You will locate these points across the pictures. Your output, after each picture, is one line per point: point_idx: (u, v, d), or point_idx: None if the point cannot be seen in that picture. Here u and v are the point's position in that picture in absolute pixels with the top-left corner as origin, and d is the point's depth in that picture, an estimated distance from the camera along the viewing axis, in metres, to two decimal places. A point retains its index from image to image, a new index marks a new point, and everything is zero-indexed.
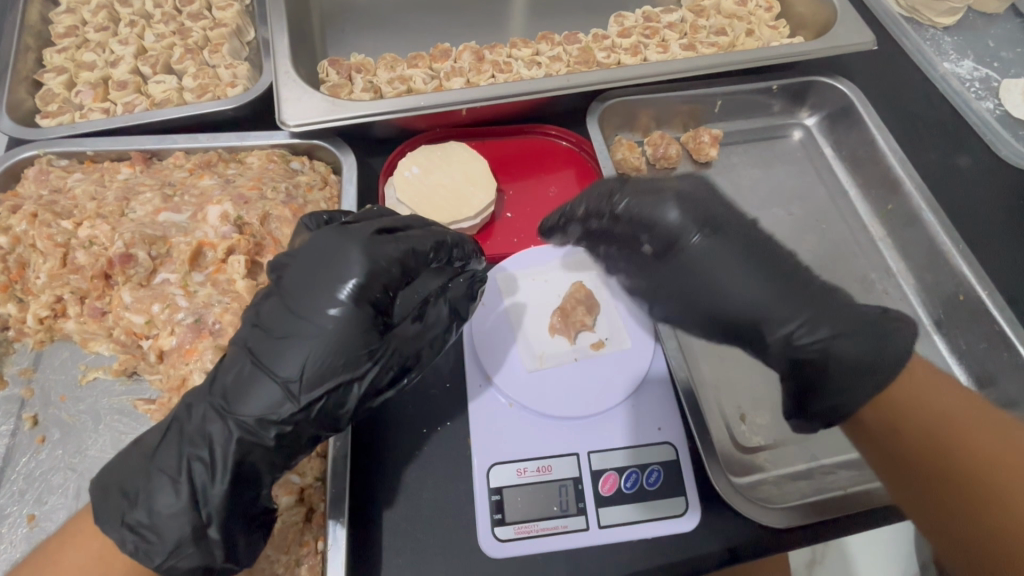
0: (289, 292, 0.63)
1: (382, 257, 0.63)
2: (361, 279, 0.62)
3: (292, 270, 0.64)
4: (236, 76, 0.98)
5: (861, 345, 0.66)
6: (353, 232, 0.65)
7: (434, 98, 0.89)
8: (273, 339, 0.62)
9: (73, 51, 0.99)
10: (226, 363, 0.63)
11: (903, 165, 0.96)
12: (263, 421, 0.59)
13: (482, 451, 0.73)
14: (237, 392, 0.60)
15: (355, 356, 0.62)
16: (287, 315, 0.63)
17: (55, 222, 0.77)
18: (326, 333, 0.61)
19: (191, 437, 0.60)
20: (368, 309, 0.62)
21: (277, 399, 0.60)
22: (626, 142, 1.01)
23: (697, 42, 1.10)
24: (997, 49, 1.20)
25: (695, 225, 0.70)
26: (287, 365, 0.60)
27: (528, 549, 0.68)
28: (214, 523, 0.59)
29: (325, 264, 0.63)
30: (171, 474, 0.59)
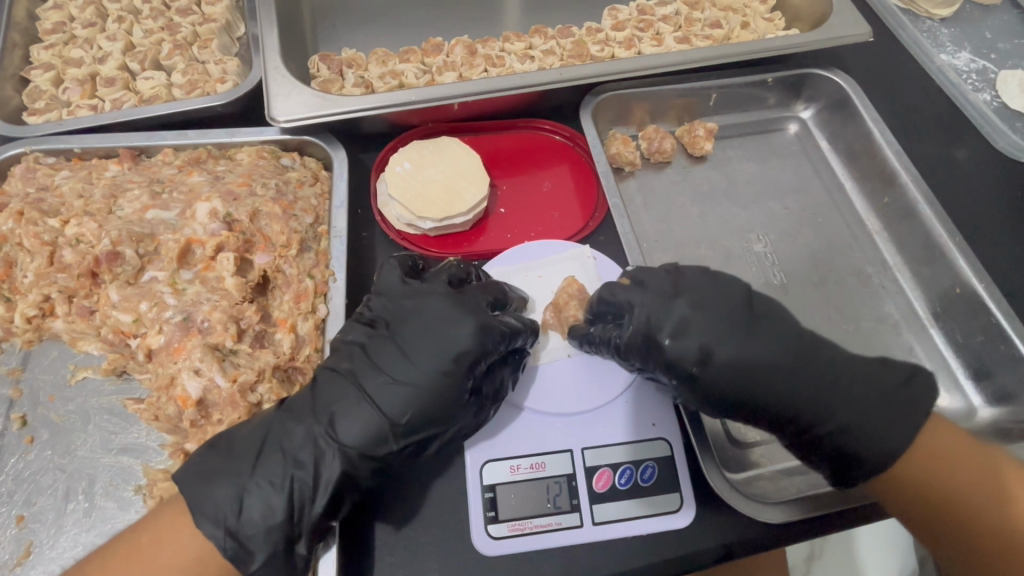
0: (400, 337, 0.69)
1: (492, 326, 0.69)
2: (477, 342, 0.68)
3: (406, 319, 0.70)
4: (225, 71, 0.97)
5: (873, 419, 0.65)
6: (468, 300, 0.71)
7: (425, 92, 0.88)
8: (382, 378, 0.66)
9: (60, 48, 0.98)
10: (333, 391, 0.66)
11: (899, 158, 0.95)
12: (363, 455, 0.64)
13: (475, 449, 0.72)
14: (348, 424, 0.64)
15: (451, 411, 0.66)
16: (399, 361, 0.67)
17: (41, 220, 0.76)
18: (436, 388, 0.66)
19: (295, 456, 0.63)
20: (468, 373, 0.67)
21: (377, 435, 0.64)
22: (621, 136, 1.00)
23: (692, 35, 1.09)
24: (994, 40, 1.19)
25: (680, 324, 0.67)
26: (398, 410, 0.65)
27: (522, 547, 0.67)
28: (303, 538, 0.62)
29: (441, 323, 0.69)
30: (276, 487, 0.61)
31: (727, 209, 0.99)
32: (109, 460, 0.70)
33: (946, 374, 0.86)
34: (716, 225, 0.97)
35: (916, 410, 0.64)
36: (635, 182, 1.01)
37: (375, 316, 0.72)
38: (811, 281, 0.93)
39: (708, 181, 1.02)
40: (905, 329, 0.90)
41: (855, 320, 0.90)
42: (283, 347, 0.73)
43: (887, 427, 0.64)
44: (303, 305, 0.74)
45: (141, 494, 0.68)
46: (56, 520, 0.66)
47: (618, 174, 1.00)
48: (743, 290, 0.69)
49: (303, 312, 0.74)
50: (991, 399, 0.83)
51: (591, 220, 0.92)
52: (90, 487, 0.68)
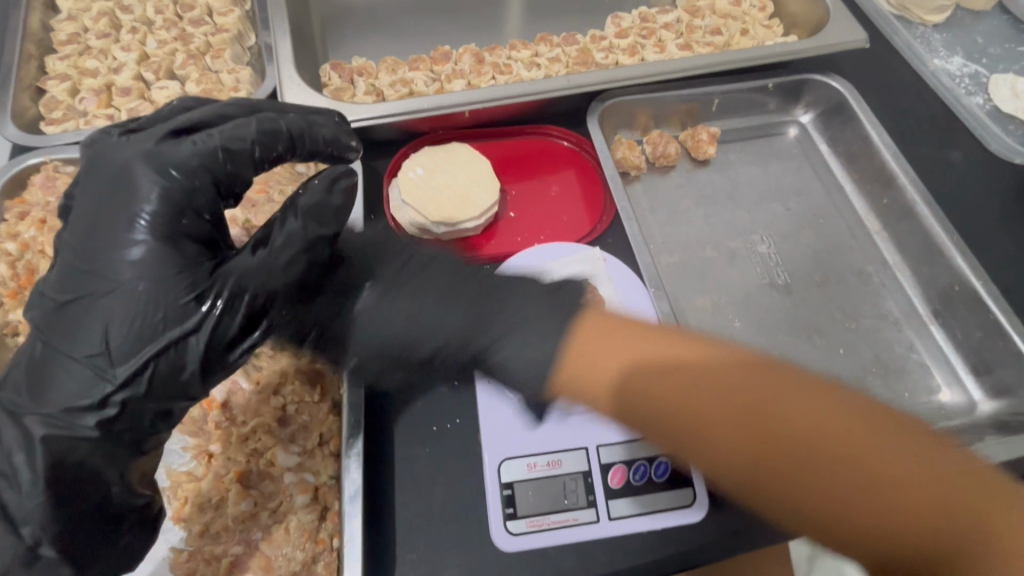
0: (77, 258, 0.56)
1: (169, 195, 0.56)
2: (154, 209, 0.55)
3: (78, 236, 0.56)
4: (239, 81, 0.99)
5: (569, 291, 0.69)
6: (124, 172, 0.56)
7: (438, 100, 0.91)
8: (76, 311, 0.55)
9: (75, 59, 0.99)
10: (31, 348, 0.57)
11: (897, 159, 0.98)
12: (81, 402, 0.53)
13: (493, 447, 0.74)
14: (41, 380, 0.54)
15: (178, 304, 0.55)
16: (79, 278, 0.56)
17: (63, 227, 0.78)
18: (137, 284, 0.55)
19: (4, 450, 0.53)
20: (175, 251, 0.56)
21: (92, 376, 0.54)
22: (626, 142, 1.03)
23: (693, 42, 1.12)
24: (985, 45, 1.22)
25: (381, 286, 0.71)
26: (88, 336, 0.54)
27: (541, 543, 0.69)
28: (46, 541, 0.53)
29: (110, 199, 0.56)
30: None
31: (730, 210, 1.01)
32: None
33: (947, 369, 0.89)
34: (721, 227, 0.99)
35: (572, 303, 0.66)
36: (641, 186, 1.03)
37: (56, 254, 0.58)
38: (814, 280, 0.95)
39: (712, 184, 1.04)
40: (906, 326, 0.92)
41: (857, 318, 0.92)
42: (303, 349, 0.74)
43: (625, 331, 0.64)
44: None
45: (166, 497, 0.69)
46: None
47: (624, 178, 1.03)
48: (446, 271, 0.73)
49: None
50: (991, 394, 0.86)
51: (600, 223, 0.94)
52: None
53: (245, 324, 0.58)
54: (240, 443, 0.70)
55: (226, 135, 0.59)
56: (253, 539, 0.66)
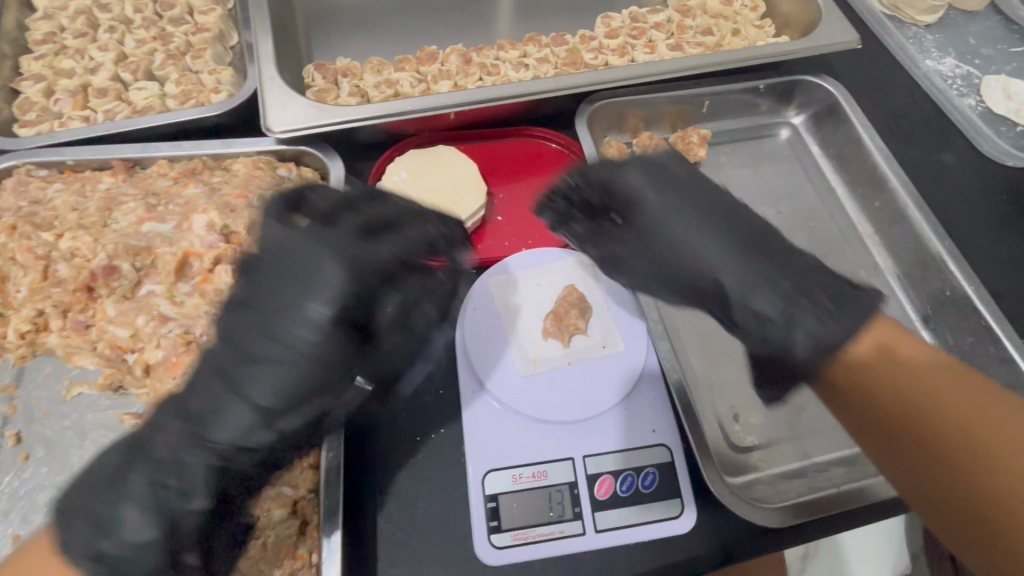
0: (262, 316, 0.62)
1: (346, 290, 0.62)
2: (332, 298, 0.61)
3: (263, 293, 0.63)
4: (219, 81, 0.97)
5: (835, 304, 0.64)
6: (312, 254, 0.63)
7: (422, 102, 0.88)
8: (250, 365, 0.60)
9: (51, 58, 0.97)
10: (198, 385, 0.61)
11: (889, 163, 0.97)
12: (240, 449, 0.59)
13: (477, 459, 0.72)
14: (212, 417, 0.60)
15: (332, 386, 0.62)
16: (257, 337, 0.61)
17: (35, 234, 0.76)
18: (305, 357, 0.60)
19: (163, 466, 0.58)
20: (344, 336, 0.62)
21: (252, 427, 0.59)
22: (615, 144, 1.01)
23: (684, 43, 1.11)
24: (977, 46, 1.21)
25: (648, 186, 0.72)
26: (258, 389, 0.60)
27: (525, 556, 0.68)
28: (188, 549, 0.57)
29: (295, 279, 0.63)
30: (139, 501, 0.57)
31: None
32: None
33: None
34: None
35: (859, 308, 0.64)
36: None
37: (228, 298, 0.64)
38: None
39: None
40: None
41: None
42: None
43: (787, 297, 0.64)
44: None
45: None
46: None
47: None
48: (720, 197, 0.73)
49: None
50: None
51: None
52: None
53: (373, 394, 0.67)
54: None
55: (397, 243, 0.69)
56: None
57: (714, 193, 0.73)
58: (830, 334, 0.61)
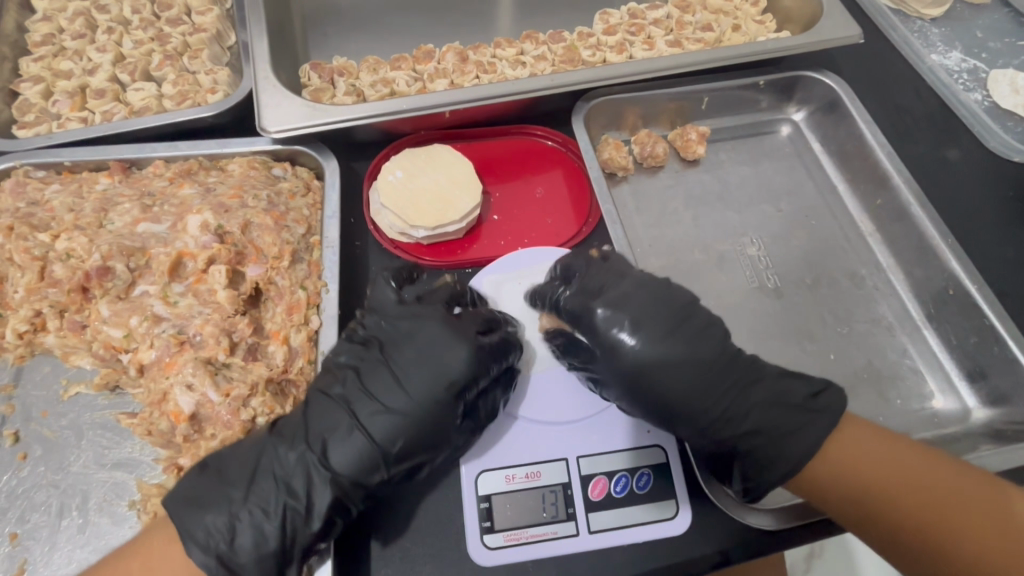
0: (393, 363, 0.69)
1: (463, 374, 0.67)
2: (463, 371, 0.67)
3: (400, 346, 0.70)
4: (216, 81, 0.97)
5: (785, 435, 0.66)
6: (461, 327, 0.70)
7: (417, 101, 0.88)
8: (375, 408, 0.66)
9: (50, 60, 0.98)
10: (324, 416, 0.66)
11: (891, 160, 0.96)
12: (356, 484, 0.64)
13: (471, 459, 0.72)
14: (337, 448, 0.64)
15: (440, 441, 0.67)
16: (387, 387, 0.67)
17: (31, 235, 0.76)
18: (426, 418, 0.66)
19: (289, 484, 0.63)
20: (457, 400, 0.67)
21: (370, 466, 0.64)
22: (613, 141, 1.00)
23: (683, 39, 1.09)
24: (985, 40, 1.19)
25: (622, 323, 0.70)
26: (382, 435, 0.65)
27: (518, 557, 0.67)
28: (295, 563, 0.62)
29: (430, 351, 0.69)
30: (268, 512, 0.62)
31: (720, 212, 0.99)
32: (103, 476, 0.69)
33: (941, 375, 0.87)
34: (709, 229, 0.97)
35: (818, 431, 0.66)
36: (628, 187, 1.01)
37: (371, 337, 0.72)
38: (805, 283, 0.93)
39: (701, 185, 1.02)
40: (899, 331, 0.90)
41: (850, 322, 0.90)
42: (275, 360, 0.72)
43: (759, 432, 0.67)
44: (295, 316, 0.74)
45: (135, 509, 0.68)
46: (50, 537, 0.66)
47: (611, 179, 1.01)
48: (675, 304, 0.71)
49: (296, 324, 0.74)
50: (986, 401, 0.84)
51: (585, 226, 0.92)
52: (84, 503, 0.68)
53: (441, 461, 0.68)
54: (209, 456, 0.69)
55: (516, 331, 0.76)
56: None
57: (685, 313, 0.71)
58: (776, 469, 0.66)
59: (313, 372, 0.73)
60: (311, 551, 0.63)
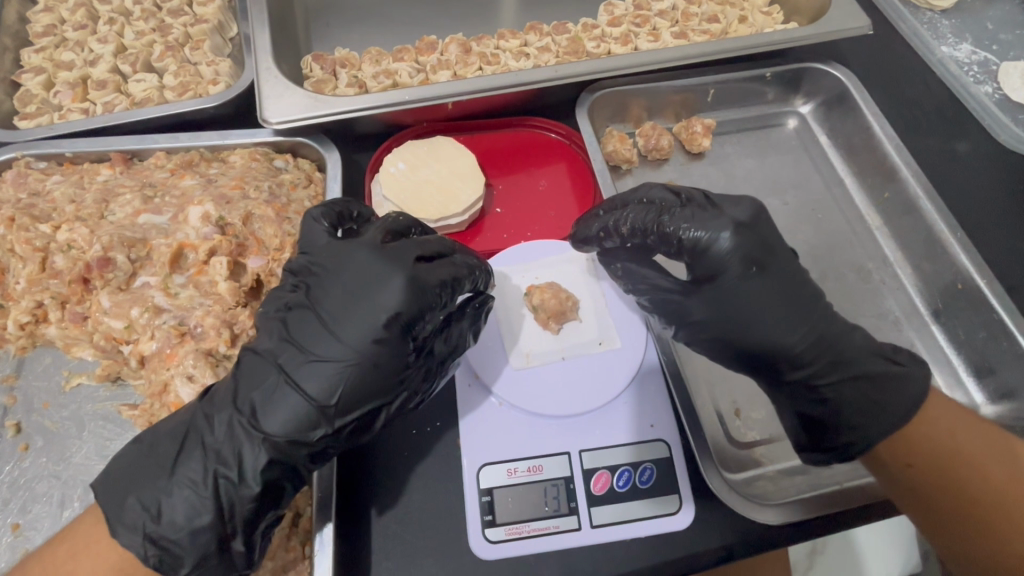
0: (321, 307, 0.64)
1: (401, 315, 0.62)
2: (401, 310, 0.62)
3: (327, 289, 0.65)
4: (217, 73, 0.96)
5: (879, 389, 0.65)
6: (391, 260, 0.65)
7: (419, 92, 0.87)
8: (305, 357, 0.62)
9: (51, 51, 0.97)
10: (252, 374, 0.62)
11: (900, 152, 0.94)
12: (294, 443, 0.60)
13: (473, 452, 0.72)
14: (268, 406, 0.60)
15: (386, 385, 0.62)
16: (320, 334, 0.62)
17: (33, 226, 0.76)
18: (364, 362, 0.61)
19: (218, 451, 0.60)
20: (403, 338, 0.63)
21: (308, 420, 0.60)
22: (617, 134, 0.98)
23: (689, 30, 1.08)
24: (996, 31, 1.17)
25: (733, 252, 0.65)
26: (317, 385, 0.60)
27: (519, 551, 0.67)
28: (239, 533, 0.59)
29: (362, 291, 0.63)
30: (196, 486, 0.58)
31: None
32: (103, 467, 0.69)
33: (947, 371, 0.86)
34: None
35: (911, 390, 0.64)
36: (633, 180, 1.00)
37: (300, 283, 0.67)
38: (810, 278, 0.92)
39: (706, 178, 1.01)
40: (906, 326, 0.89)
41: (855, 317, 0.89)
42: None
43: (855, 402, 0.65)
44: None
45: None
46: (52, 527, 0.66)
47: (615, 172, 1.00)
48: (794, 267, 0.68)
49: None
50: (993, 397, 0.83)
51: None
52: (85, 494, 0.68)
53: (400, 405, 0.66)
54: None
55: (461, 258, 0.71)
56: None
57: (770, 250, 0.66)
58: (878, 420, 0.64)
59: None
60: (256, 516, 0.60)
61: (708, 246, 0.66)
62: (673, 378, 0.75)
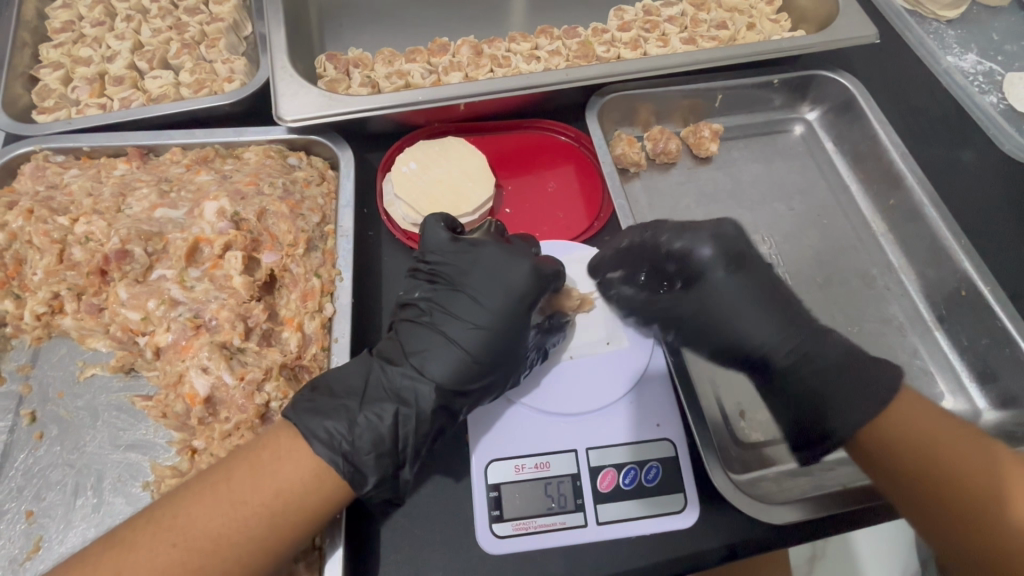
0: (466, 285, 0.72)
1: (539, 289, 0.72)
2: (536, 284, 0.71)
3: (467, 270, 0.72)
4: (233, 71, 0.98)
5: (852, 379, 0.69)
6: (517, 250, 0.74)
7: (432, 93, 0.88)
8: (462, 324, 0.70)
9: (69, 47, 0.98)
10: (413, 338, 0.70)
11: (905, 160, 0.95)
12: (455, 391, 0.67)
13: (481, 448, 0.72)
14: (432, 361, 0.68)
15: (522, 353, 0.71)
16: (469, 304, 0.71)
17: (51, 218, 0.77)
18: (510, 325, 0.70)
19: (397, 395, 0.66)
20: (531, 313, 0.71)
21: (468, 373, 0.68)
22: (626, 137, 1.00)
23: (698, 36, 1.09)
24: (1001, 43, 1.18)
25: (709, 253, 0.78)
26: (472, 345, 0.69)
27: (526, 546, 0.68)
28: (408, 465, 0.66)
29: (499, 269, 0.72)
30: (379, 421, 0.64)
31: (732, 209, 0.99)
32: (117, 457, 0.70)
33: (949, 376, 0.87)
34: None
35: (882, 382, 0.68)
36: (640, 183, 1.01)
37: (435, 272, 0.74)
38: (815, 282, 0.93)
39: (714, 182, 1.02)
40: (909, 331, 0.90)
41: (860, 321, 0.90)
42: (290, 346, 0.73)
43: (828, 392, 0.70)
44: (309, 303, 0.74)
45: (149, 490, 0.68)
46: (65, 515, 0.67)
47: (623, 175, 1.01)
48: (765, 270, 0.79)
49: (310, 311, 0.74)
50: (995, 402, 0.83)
51: (597, 221, 0.92)
52: (98, 483, 0.69)
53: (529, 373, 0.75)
54: (221, 439, 0.69)
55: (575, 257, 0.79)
56: None
57: (740, 258, 0.78)
58: (853, 407, 0.67)
59: (326, 360, 0.73)
60: (422, 449, 0.67)
61: (690, 255, 0.79)
62: (680, 374, 0.76)
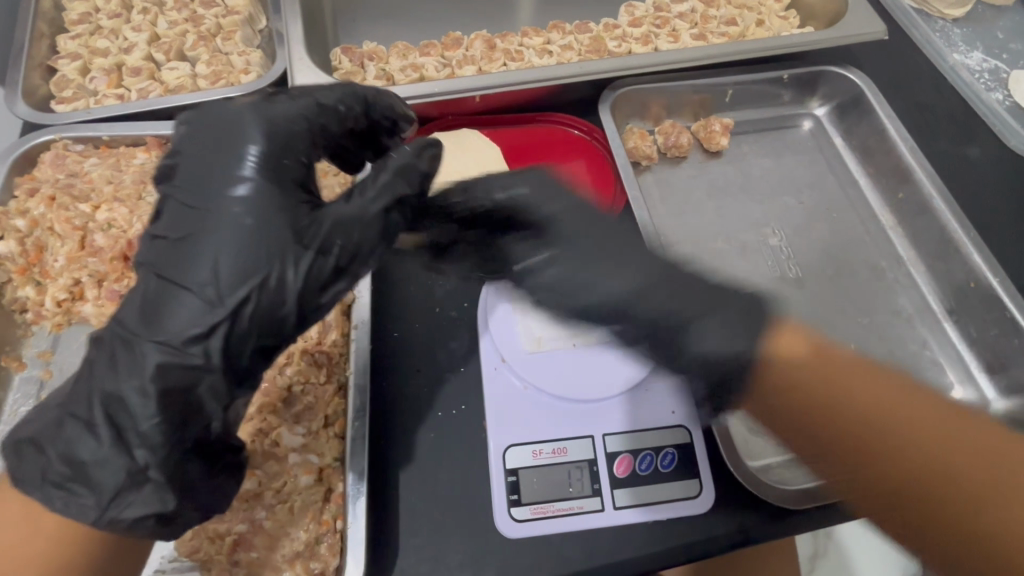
0: (181, 188, 0.57)
1: (266, 154, 0.57)
2: (261, 145, 0.57)
3: (186, 177, 0.57)
4: (249, 63, 0.98)
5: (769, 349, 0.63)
6: (239, 105, 0.60)
7: (447, 85, 0.89)
8: (181, 247, 0.54)
9: (86, 38, 0.99)
10: (131, 291, 0.55)
11: (914, 154, 0.96)
12: (186, 339, 0.52)
13: (498, 434, 0.73)
14: (152, 310, 0.53)
15: (282, 240, 0.55)
16: (187, 213, 0.56)
17: (73, 205, 0.79)
18: (251, 213, 0.55)
19: (101, 386, 0.52)
20: (278, 188, 0.57)
21: (204, 306, 0.53)
22: (637, 131, 1.01)
23: (708, 33, 1.11)
24: (1006, 41, 1.20)
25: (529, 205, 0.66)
26: (200, 268, 0.53)
27: (545, 530, 0.69)
28: (154, 464, 0.52)
29: (216, 144, 0.57)
30: (88, 423, 0.52)
31: (742, 202, 1.00)
32: None
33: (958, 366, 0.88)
34: (731, 219, 0.98)
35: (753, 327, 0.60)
36: (652, 176, 1.02)
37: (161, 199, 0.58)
38: (825, 275, 0.94)
39: (724, 176, 1.03)
40: (919, 322, 0.91)
41: (870, 313, 0.91)
42: (310, 333, 0.76)
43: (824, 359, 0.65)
44: None
45: None
46: None
47: (635, 168, 1.02)
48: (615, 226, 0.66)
49: None
50: (1003, 393, 0.84)
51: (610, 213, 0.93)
52: None
53: (332, 271, 0.58)
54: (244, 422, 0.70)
55: (296, 108, 0.62)
56: (257, 518, 0.66)
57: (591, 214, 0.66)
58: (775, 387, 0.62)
59: (345, 346, 0.75)
60: (177, 434, 0.53)
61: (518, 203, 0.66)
62: None
